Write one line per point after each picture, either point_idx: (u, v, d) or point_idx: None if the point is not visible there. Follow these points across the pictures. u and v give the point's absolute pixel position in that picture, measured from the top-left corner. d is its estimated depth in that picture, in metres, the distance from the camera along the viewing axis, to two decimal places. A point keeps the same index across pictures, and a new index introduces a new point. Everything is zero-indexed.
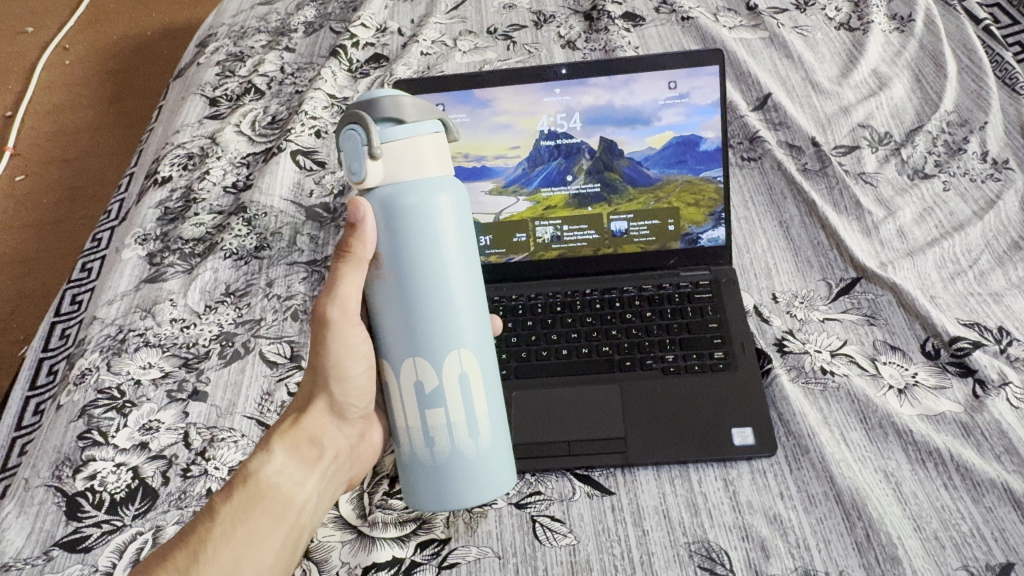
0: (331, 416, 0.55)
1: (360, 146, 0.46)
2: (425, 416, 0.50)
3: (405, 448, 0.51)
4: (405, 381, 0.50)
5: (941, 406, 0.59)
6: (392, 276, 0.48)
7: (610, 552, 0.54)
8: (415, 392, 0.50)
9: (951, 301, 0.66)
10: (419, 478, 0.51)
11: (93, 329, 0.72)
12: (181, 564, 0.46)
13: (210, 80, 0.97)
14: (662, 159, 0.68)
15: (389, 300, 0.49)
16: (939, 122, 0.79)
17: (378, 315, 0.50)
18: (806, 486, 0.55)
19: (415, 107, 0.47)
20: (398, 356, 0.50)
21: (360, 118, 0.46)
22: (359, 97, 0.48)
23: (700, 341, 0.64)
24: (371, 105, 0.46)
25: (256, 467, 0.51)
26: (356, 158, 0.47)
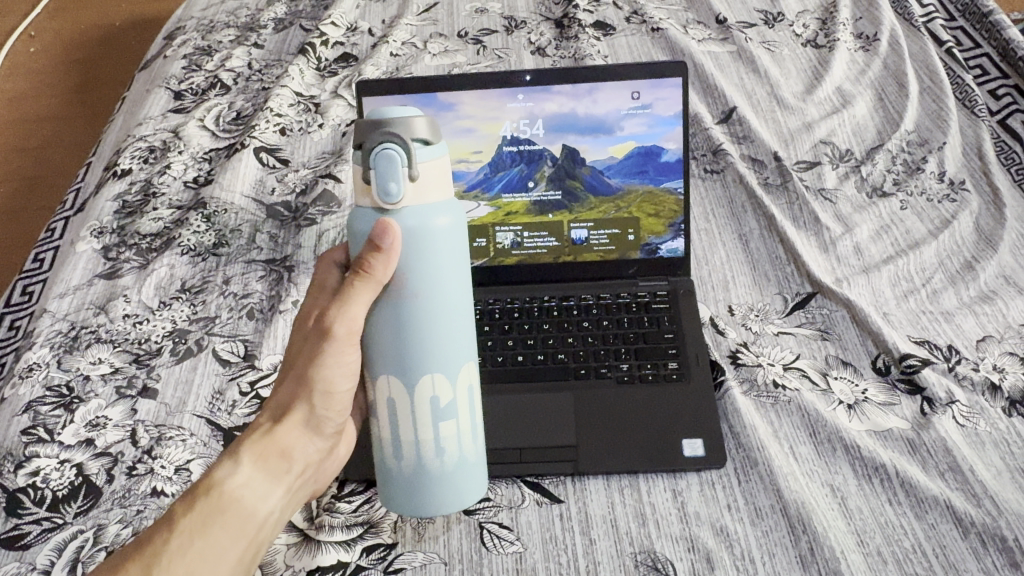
0: (309, 428, 0.51)
1: (401, 168, 0.43)
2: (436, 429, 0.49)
3: (408, 464, 0.50)
4: (420, 397, 0.48)
5: (889, 422, 0.59)
6: (408, 294, 0.46)
7: (556, 560, 0.54)
8: (427, 408, 0.48)
9: (903, 319, 0.66)
10: (426, 489, 0.50)
11: (43, 323, 0.71)
12: (134, 574, 0.42)
13: (175, 73, 0.96)
14: (623, 168, 0.68)
15: (400, 316, 0.46)
16: (899, 141, 0.80)
17: (382, 330, 0.47)
18: (753, 499, 0.56)
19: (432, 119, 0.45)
20: (413, 374, 0.48)
21: (389, 137, 0.43)
22: (370, 115, 0.44)
23: (655, 351, 0.64)
24: (394, 124, 0.43)
25: (221, 476, 0.47)
26: (391, 177, 0.43)
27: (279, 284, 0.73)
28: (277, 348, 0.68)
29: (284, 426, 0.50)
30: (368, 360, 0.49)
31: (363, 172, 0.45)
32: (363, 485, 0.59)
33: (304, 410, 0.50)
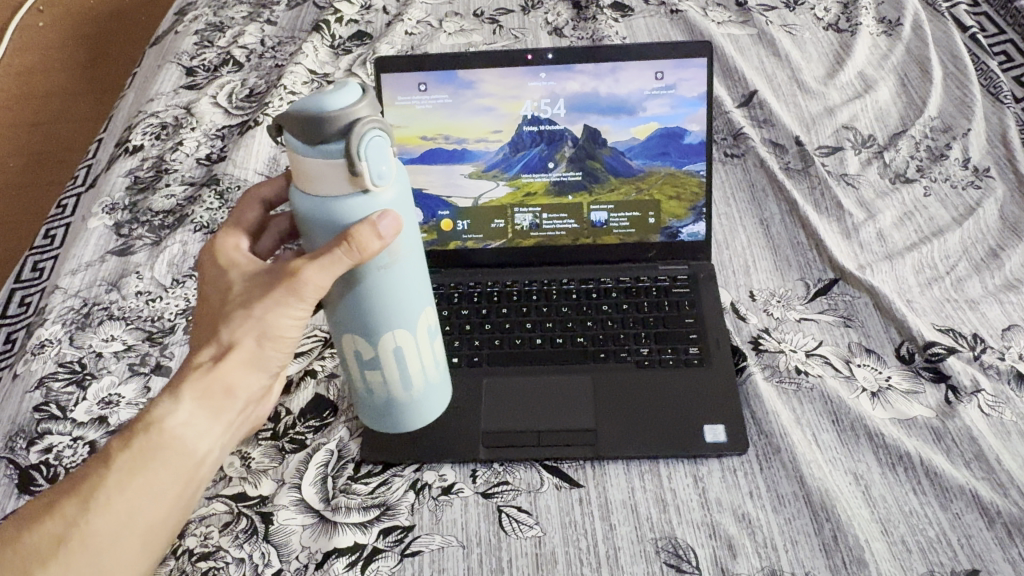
0: (254, 366, 0.47)
1: (386, 148, 0.42)
2: (433, 352, 0.53)
3: (416, 389, 0.53)
4: (421, 329, 0.51)
5: (912, 411, 0.59)
6: (404, 255, 0.47)
7: (575, 545, 0.53)
8: (425, 339, 0.52)
9: (928, 306, 0.65)
10: (433, 399, 0.55)
11: (55, 299, 0.70)
12: (69, 513, 0.41)
13: (187, 49, 0.95)
14: (645, 150, 0.67)
15: (401, 274, 0.47)
16: (922, 127, 0.79)
17: (386, 296, 0.47)
18: (776, 486, 0.55)
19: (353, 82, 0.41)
20: (414, 317, 0.50)
21: (365, 122, 0.40)
22: (316, 108, 0.39)
23: (676, 335, 0.63)
24: (360, 109, 0.40)
25: (160, 414, 0.44)
26: (382, 160, 0.42)
27: None
28: None
29: (228, 363, 0.46)
30: (368, 327, 0.49)
31: (339, 167, 0.41)
32: (379, 466, 0.59)
33: (249, 347, 0.46)
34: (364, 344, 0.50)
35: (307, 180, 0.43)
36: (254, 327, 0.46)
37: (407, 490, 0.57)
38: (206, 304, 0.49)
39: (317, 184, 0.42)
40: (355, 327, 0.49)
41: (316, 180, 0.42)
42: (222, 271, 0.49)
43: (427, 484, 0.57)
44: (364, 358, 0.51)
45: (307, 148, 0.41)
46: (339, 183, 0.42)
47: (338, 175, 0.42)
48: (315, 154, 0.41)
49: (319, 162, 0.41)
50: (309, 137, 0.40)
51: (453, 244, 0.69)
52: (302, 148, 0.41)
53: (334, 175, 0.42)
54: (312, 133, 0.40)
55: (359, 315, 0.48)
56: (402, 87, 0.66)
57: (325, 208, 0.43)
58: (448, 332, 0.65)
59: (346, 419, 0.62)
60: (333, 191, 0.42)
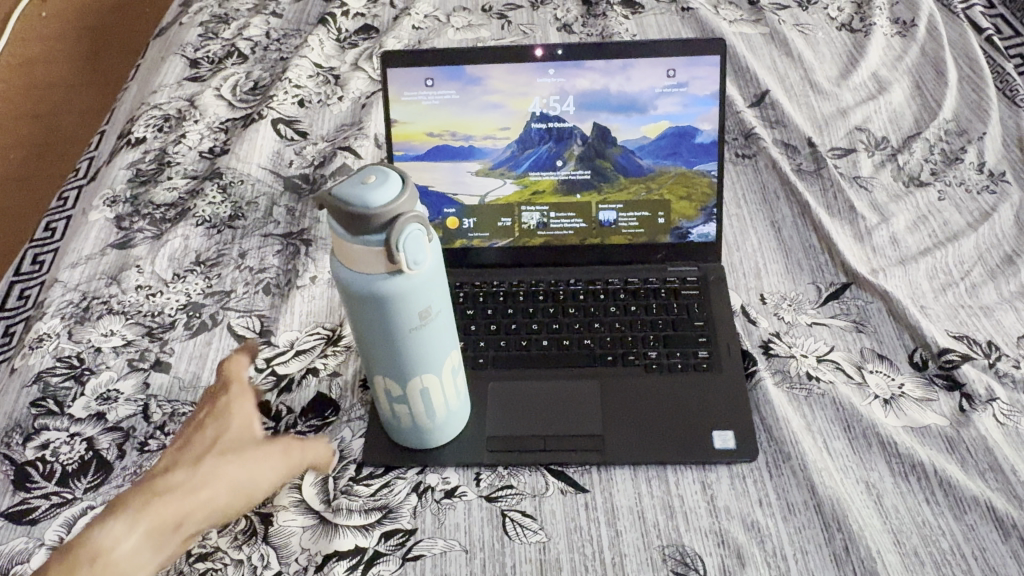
0: (204, 513, 0.48)
1: (423, 238, 0.44)
2: (457, 389, 0.55)
3: (440, 420, 0.55)
4: (449, 369, 0.53)
5: (926, 419, 0.57)
6: (435, 314, 0.49)
7: (581, 552, 0.52)
8: (451, 378, 0.53)
9: (941, 313, 0.64)
10: (457, 428, 0.57)
11: (54, 293, 0.69)
12: None
13: (192, 40, 0.94)
14: (656, 149, 0.66)
15: (431, 329, 0.49)
16: (937, 130, 0.77)
17: (417, 348, 0.49)
18: (786, 494, 0.54)
19: (395, 173, 0.44)
20: (442, 360, 0.52)
21: (405, 217, 0.43)
22: (361, 202, 0.42)
23: (685, 339, 0.62)
24: (399, 205, 0.43)
25: (110, 542, 0.43)
26: (419, 250, 0.44)
27: (295, 259, 0.71)
28: (294, 325, 0.66)
29: (191, 493, 0.47)
30: (397, 371, 0.51)
31: (378, 254, 0.44)
32: (381, 468, 0.57)
33: (216, 498, 0.48)
34: (394, 384, 0.52)
35: (347, 259, 0.45)
36: (223, 483, 0.48)
37: (410, 493, 0.56)
38: (181, 439, 0.51)
39: (356, 263, 0.45)
40: (385, 370, 0.51)
41: (356, 261, 0.45)
42: (213, 416, 0.52)
43: (430, 487, 0.56)
44: (393, 395, 0.53)
45: (350, 234, 0.44)
46: (377, 266, 0.45)
47: (376, 260, 0.44)
48: (358, 241, 0.44)
49: (361, 248, 0.44)
50: (352, 227, 0.43)
51: (459, 242, 0.68)
52: (344, 233, 0.44)
53: (373, 260, 0.44)
54: (355, 224, 0.43)
55: (390, 361, 0.50)
56: (408, 82, 0.65)
57: (362, 285, 0.45)
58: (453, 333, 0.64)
59: (348, 419, 0.60)
60: (370, 270, 0.45)
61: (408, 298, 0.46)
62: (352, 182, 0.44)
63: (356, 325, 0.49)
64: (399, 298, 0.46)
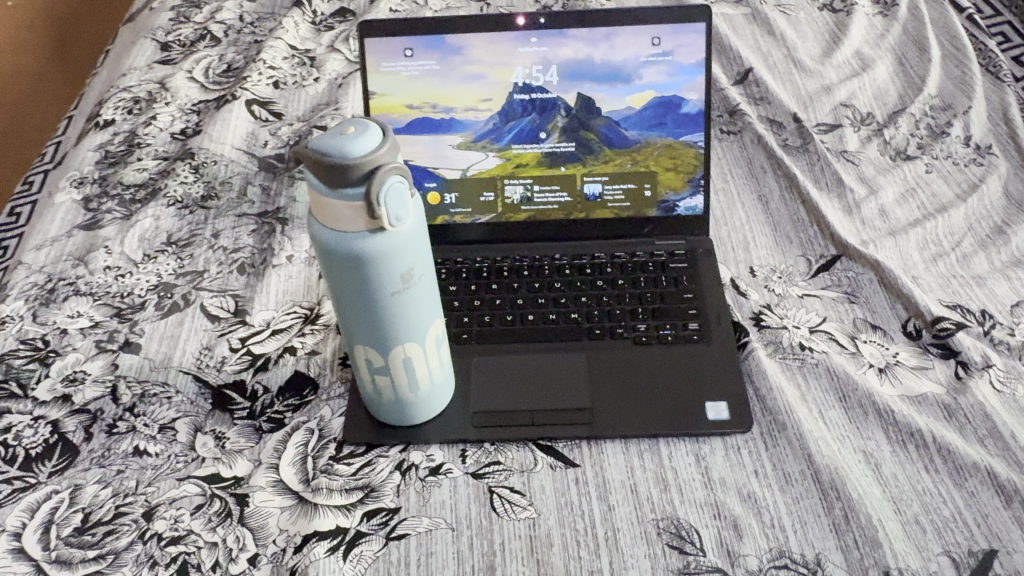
0: None
1: (405, 192, 0.42)
2: (441, 360, 0.53)
3: (424, 394, 0.53)
4: (432, 339, 0.51)
5: (922, 387, 0.56)
6: (417, 278, 0.47)
7: (572, 527, 0.50)
8: (434, 349, 0.51)
9: (933, 283, 0.63)
10: (440, 402, 0.55)
11: (18, 275, 0.66)
12: None
13: (163, 24, 0.91)
14: (641, 120, 0.64)
15: (413, 294, 0.47)
16: (921, 105, 0.76)
17: (399, 315, 0.47)
18: (782, 464, 0.52)
19: (374, 125, 0.42)
20: (425, 328, 0.50)
21: (386, 169, 0.41)
22: (340, 154, 0.40)
23: (674, 311, 0.60)
24: (379, 156, 0.41)
25: None
26: (401, 205, 0.42)
27: (271, 239, 0.69)
28: (271, 304, 0.64)
29: None
30: (379, 339, 0.49)
31: (358, 210, 0.42)
32: (362, 446, 0.55)
33: None
34: (375, 354, 0.50)
35: (325, 217, 0.43)
36: None
37: (393, 471, 0.54)
38: None
39: (336, 221, 0.43)
40: (366, 339, 0.49)
41: (335, 218, 0.43)
42: None
43: (414, 465, 0.54)
44: (374, 366, 0.50)
45: (328, 189, 0.42)
46: (357, 222, 0.43)
47: (357, 216, 0.42)
48: (337, 196, 0.42)
49: (340, 204, 0.42)
50: (330, 180, 0.41)
51: (441, 218, 0.66)
52: (323, 188, 0.42)
53: (352, 216, 0.42)
54: (334, 177, 0.41)
55: (371, 330, 0.48)
56: (387, 52, 0.64)
57: (341, 244, 0.43)
58: None
59: (328, 398, 0.58)
60: (350, 228, 0.43)
61: (390, 259, 0.44)
62: (330, 134, 0.42)
63: (335, 290, 0.47)
64: (380, 258, 0.44)
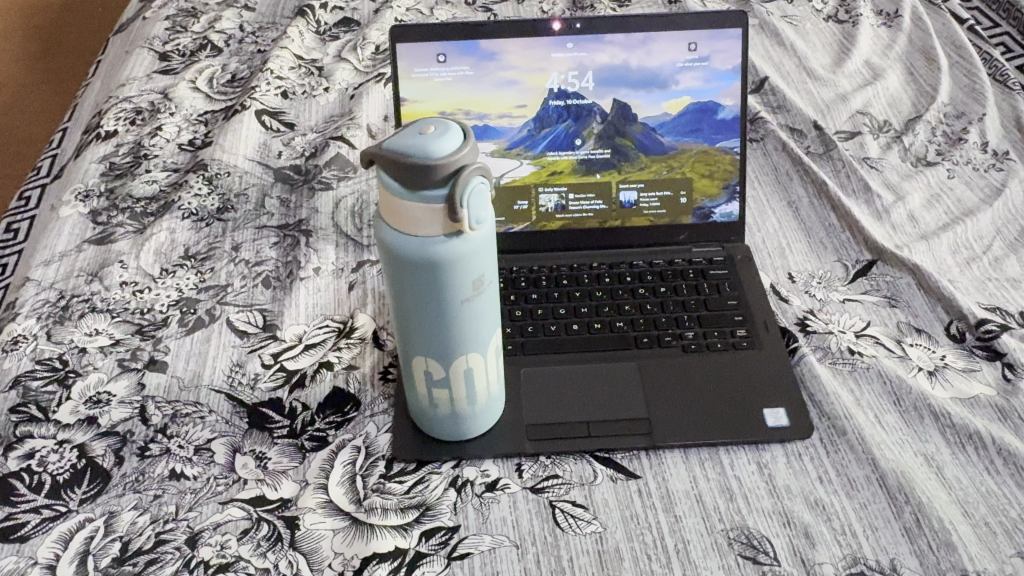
0: None
1: (485, 193, 0.41)
2: (498, 370, 0.51)
3: (480, 407, 0.51)
4: (493, 348, 0.49)
5: (973, 389, 0.56)
6: (487, 284, 0.45)
7: (640, 540, 0.49)
8: (494, 359, 0.50)
9: (970, 286, 0.63)
10: (494, 415, 0.53)
11: (26, 292, 0.62)
12: None
13: (159, 34, 0.88)
14: (677, 126, 0.64)
15: (481, 301, 0.46)
16: (936, 113, 0.77)
17: (467, 324, 0.46)
18: (846, 470, 0.52)
19: (451, 125, 0.41)
20: (488, 337, 0.48)
21: (469, 169, 0.39)
22: (422, 153, 0.39)
23: (721, 318, 0.60)
24: (462, 156, 0.39)
25: None
26: (482, 207, 0.41)
27: (296, 251, 0.66)
28: (301, 318, 0.62)
29: None
30: (442, 350, 0.47)
31: (437, 213, 0.40)
32: (413, 463, 0.53)
33: None
34: (436, 365, 0.48)
35: (398, 220, 0.42)
36: None
37: (448, 488, 0.52)
38: None
39: (410, 225, 0.41)
40: (428, 349, 0.47)
41: (410, 221, 0.41)
42: None
43: (469, 481, 0.52)
44: (434, 378, 0.48)
45: (406, 191, 0.40)
46: (435, 226, 0.41)
47: (435, 219, 0.40)
48: (415, 199, 0.40)
49: (419, 207, 0.40)
50: (410, 182, 0.39)
51: None
52: (400, 190, 0.40)
53: (430, 219, 0.41)
54: (415, 178, 0.39)
55: (436, 339, 0.46)
56: (419, 58, 0.62)
57: (415, 249, 0.42)
58: None
59: (371, 414, 0.56)
60: (426, 232, 0.41)
61: (465, 263, 0.42)
62: (407, 134, 0.40)
63: (400, 298, 0.45)
64: (456, 263, 0.42)
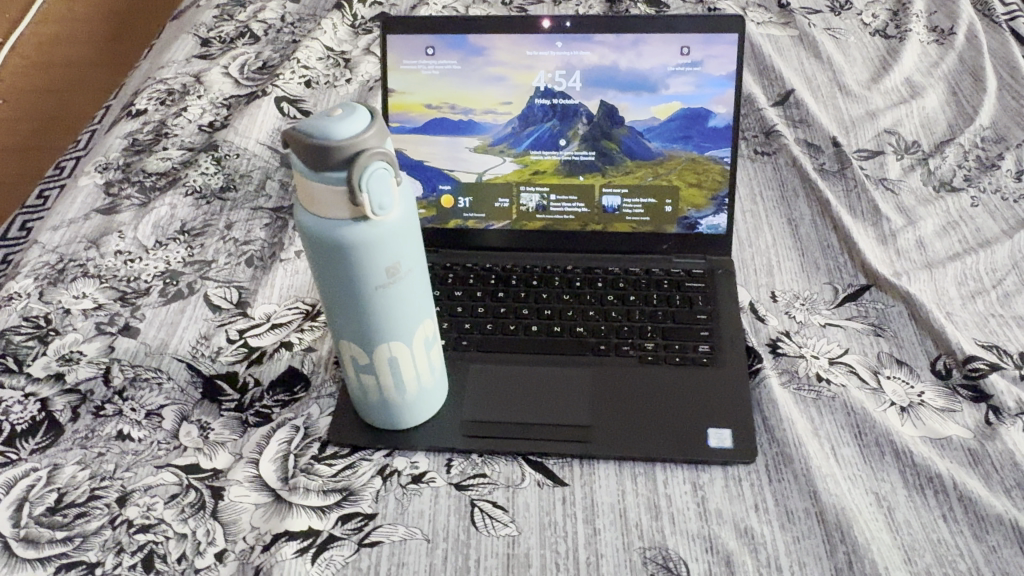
0: None
1: (390, 178, 0.40)
2: (430, 361, 0.50)
3: (411, 398, 0.51)
4: (420, 338, 0.49)
5: (947, 430, 0.52)
6: (405, 272, 0.45)
7: (553, 548, 0.47)
8: (423, 350, 0.49)
9: (969, 321, 0.58)
10: (429, 407, 0.53)
11: (31, 254, 0.66)
12: None
13: (206, 21, 0.92)
14: (666, 132, 0.62)
15: (400, 290, 0.45)
16: (972, 136, 0.72)
17: (384, 311, 0.45)
18: (785, 500, 0.49)
19: (362, 110, 0.41)
20: (412, 326, 0.47)
21: (370, 154, 0.39)
22: (322, 134, 0.39)
23: (686, 332, 0.57)
24: (363, 140, 0.39)
25: None
26: (386, 193, 0.40)
27: (284, 234, 0.68)
28: (274, 298, 0.63)
29: None
30: (363, 336, 0.47)
31: (340, 195, 0.40)
32: (346, 448, 0.53)
33: None
34: (359, 351, 0.48)
35: (310, 200, 0.42)
36: None
37: (375, 476, 0.52)
38: None
39: (319, 206, 0.41)
40: (350, 334, 0.47)
41: (319, 202, 0.41)
42: None
43: (396, 471, 0.52)
44: (359, 363, 0.48)
45: (311, 171, 0.40)
46: (340, 208, 0.41)
47: (339, 202, 0.41)
48: (320, 180, 0.40)
49: (323, 188, 0.40)
50: (313, 162, 0.40)
51: (454, 222, 0.65)
52: (306, 170, 0.40)
53: (335, 201, 0.41)
54: (316, 158, 0.39)
55: (355, 324, 0.46)
56: (407, 50, 0.62)
57: (324, 231, 0.42)
58: (438, 313, 0.60)
59: (318, 396, 0.56)
60: (333, 214, 0.41)
61: (375, 250, 0.42)
62: (318, 115, 0.40)
63: (319, 279, 0.45)
64: (364, 247, 0.42)
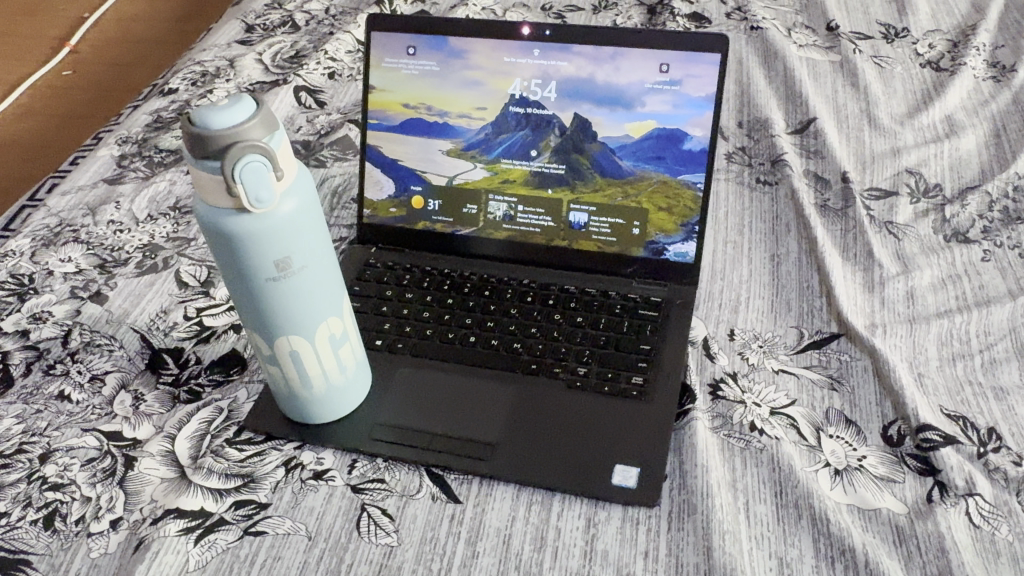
0: None
1: (269, 173, 0.40)
2: (339, 359, 0.50)
3: (318, 394, 0.51)
4: (324, 335, 0.48)
5: (880, 501, 0.47)
6: (300, 269, 0.45)
7: (426, 565, 0.46)
8: (328, 348, 0.49)
9: (941, 386, 0.53)
10: (341, 405, 0.52)
11: (36, 215, 0.70)
12: None
13: (256, 9, 0.96)
14: (638, 151, 0.59)
15: (296, 286, 0.45)
16: (1002, 185, 0.66)
17: (279, 305, 0.45)
18: (678, 552, 0.45)
19: (254, 105, 0.41)
20: (312, 323, 0.47)
21: (245, 147, 0.39)
22: (201, 124, 0.39)
23: (623, 360, 0.55)
24: (240, 133, 0.39)
25: None
26: (264, 188, 0.40)
27: None
28: None
29: None
30: (262, 326, 0.47)
31: (219, 186, 0.40)
32: (261, 435, 0.54)
33: None
34: (261, 341, 0.48)
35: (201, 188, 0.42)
36: None
37: (279, 466, 0.52)
38: None
39: (206, 195, 0.42)
40: (251, 323, 0.47)
41: (206, 192, 0.42)
42: None
43: (301, 465, 0.52)
44: (263, 353, 0.49)
45: (194, 160, 0.40)
46: (222, 199, 0.41)
47: (221, 192, 0.41)
48: (202, 169, 0.40)
49: (204, 177, 0.40)
50: (194, 150, 0.40)
51: (422, 223, 0.64)
52: (191, 158, 0.41)
53: (217, 191, 0.41)
54: (195, 147, 0.39)
55: (252, 314, 0.46)
56: (390, 48, 0.62)
57: (212, 219, 0.42)
58: (383, 313, 0.59)
59: (248, 380, 0.57)
60: (218, 204, 0.41)
61: (260, 244, 0.42)
62: (211, 107, 0.41)
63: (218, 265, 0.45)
64: (248, 240, 0.42)
